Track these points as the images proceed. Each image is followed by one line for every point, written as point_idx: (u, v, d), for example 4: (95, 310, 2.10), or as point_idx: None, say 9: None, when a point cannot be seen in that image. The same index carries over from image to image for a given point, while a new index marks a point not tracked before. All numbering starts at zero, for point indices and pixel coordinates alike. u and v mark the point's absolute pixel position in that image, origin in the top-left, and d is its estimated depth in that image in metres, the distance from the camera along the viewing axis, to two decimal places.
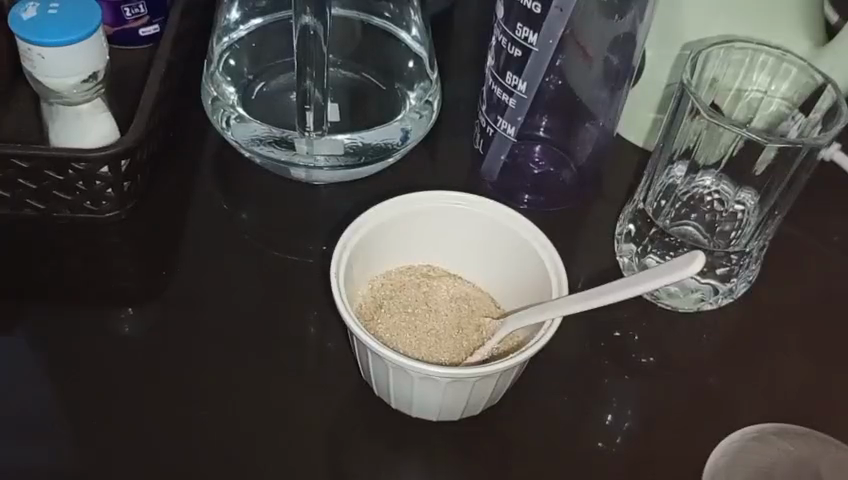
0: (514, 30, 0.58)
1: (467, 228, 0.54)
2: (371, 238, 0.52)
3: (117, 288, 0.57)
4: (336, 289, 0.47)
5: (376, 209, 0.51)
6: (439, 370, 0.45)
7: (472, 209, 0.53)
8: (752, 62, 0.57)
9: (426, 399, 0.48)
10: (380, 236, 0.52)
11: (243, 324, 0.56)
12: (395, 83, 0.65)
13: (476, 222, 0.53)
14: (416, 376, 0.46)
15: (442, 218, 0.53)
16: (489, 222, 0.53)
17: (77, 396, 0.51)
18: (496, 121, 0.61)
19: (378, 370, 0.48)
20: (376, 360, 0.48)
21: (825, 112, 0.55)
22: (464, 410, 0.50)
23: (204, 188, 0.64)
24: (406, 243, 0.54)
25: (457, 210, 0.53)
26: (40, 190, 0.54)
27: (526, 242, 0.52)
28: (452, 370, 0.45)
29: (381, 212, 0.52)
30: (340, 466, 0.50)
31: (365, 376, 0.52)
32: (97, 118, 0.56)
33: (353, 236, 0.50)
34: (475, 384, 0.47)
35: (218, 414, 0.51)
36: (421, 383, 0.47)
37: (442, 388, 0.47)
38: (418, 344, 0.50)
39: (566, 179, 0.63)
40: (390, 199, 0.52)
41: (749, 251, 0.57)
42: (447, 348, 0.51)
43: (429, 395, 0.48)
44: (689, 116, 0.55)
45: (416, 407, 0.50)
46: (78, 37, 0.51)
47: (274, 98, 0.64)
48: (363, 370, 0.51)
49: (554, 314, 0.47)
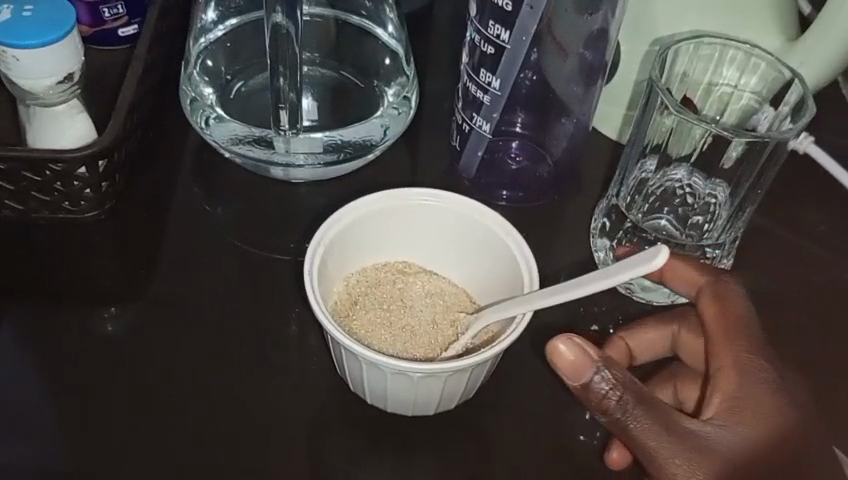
0: (486, 28, 0.58)
1: (439, 223, 0.54)
2: (346, 236, 0.52)
3: (99, 287, 0.57)
4: (310, 288, 0.48)
5: (350, 207, 0.52)
6: (413, 367, 0.46)
7: (444, 205, 0.53)
8: (721, 57, 0.58)
9: (402, 396, 0.49)
10: (354, 233, 0.53)
11: (224, 322, 0.56)
12: (373, 81, 0.66)
13: (448, 218, 0.54)
14: (390, 371, 0.47)
15: (416, 214, 0.54)
16: (461, 217, 0.54)
17: (62, 394, 0.52)
18: (472, 118, 0.62)
19: (353, 367, 0.49)
20: (351, 358, 0.48)
21: (794, 105, 0.56)
22: (440, 405, 0.50)
23: (186, 188, 0.64)
24: (382, 241, 0.55)
25: (429, 206, 0.54)
26: (19, 191, 0.55)
27: (497, 236, 0.53)
28: (427, 367, 0.46)
29: (354, 210, 0.52)
30: (322, 460, 0.51)
31: (342, 373, 0.52)
32: (75, 119, 0.56)
33: (327, 235, 0.51)
34: (448, 379, 0.48)
35: (202, 409, 0.52)
36: (395, 379, 0.48)
37: (416, 383, 0.48)
38: (393, 341, 0.51)
39: (544, 174, 0.64)
40: (363, 197, 0.52)
41: (722, 243, 0.58)
42: (422, 344, 0.52)
43: (405, 391, 0.48)
44: (659, 111, 0.55)
45: (392, 403, 0.50)
46: (51, 39, 0.51)
47: (253, 96, 0.65)
48: (340, 367, 0.51)
49: (522, 312, 0.48)
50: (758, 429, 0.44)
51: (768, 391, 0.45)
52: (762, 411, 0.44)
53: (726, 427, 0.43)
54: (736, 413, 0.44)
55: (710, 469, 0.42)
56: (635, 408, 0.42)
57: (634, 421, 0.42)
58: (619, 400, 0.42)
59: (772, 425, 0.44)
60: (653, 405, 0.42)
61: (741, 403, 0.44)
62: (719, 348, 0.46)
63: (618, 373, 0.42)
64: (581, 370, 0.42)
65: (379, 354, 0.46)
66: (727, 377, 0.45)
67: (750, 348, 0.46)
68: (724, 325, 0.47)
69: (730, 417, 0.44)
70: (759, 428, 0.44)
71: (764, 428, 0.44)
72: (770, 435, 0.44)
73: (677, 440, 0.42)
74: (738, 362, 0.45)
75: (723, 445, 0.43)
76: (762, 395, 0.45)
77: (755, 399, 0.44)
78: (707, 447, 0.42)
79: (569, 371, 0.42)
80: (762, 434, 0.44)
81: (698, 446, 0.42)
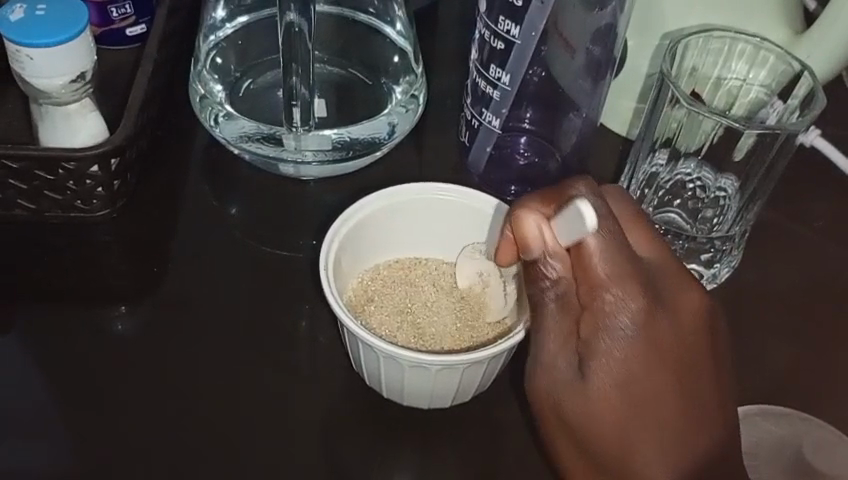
0: (496, 23, 0.59)
1: (452, 219, 0.55)
2: (361, 230, 0.54)
3: (110, 287, 0.57)
4: (326, 284, 0.49)
5: (365, 201, 0.53)
6: (429, 358, 0.46)
7: (457, 200, 0.55)
8: (730, 50, 0.58)
9: (417, 389, 0.50)
10: (370, 228, 0.54)
11: (235, 320, 0.56)
12: (381, 78, 0.66)
13: (463, 215, 0.55)
14: (407, 364, 0.47)
15: (430, 208, 0.55)
16: (475, 212, 0.55)
17: (74, 393, 0.52)
18: (480, 113, 0.62)
19: (370, 361, 0.50)
20: (367, 353, 0.49)
21: (802, 99, 0.56)
22: (454, 398, 0.51)
23: (193, 186, 0.64)
24: (397, 237, 0.56)
25: (442, 201, 0.55)
26: (31, 190, 0.55)
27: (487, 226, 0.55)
28: (445, 358, 0.47)
29: (365, 206, 0.53)
30: (332, 458, 0.51)
31: (357, 368, 0.53)
32: (86, 117, 0.56)
33: (340, 231, 0.52)
34: (464, 371, 0.48)
35: (211, 409, 0.52)
36: (412, 372, 0.48)
37: (432, 376, 0.48)
38: (408, 336, 0.52)
39: (552, 169, 0.64)
40: (372, 194, 0.54)
41: (732, 236, 0.58)
42: (444, 335, 0.52)
43: (420, 384, 0.49)
44: (670, 104, 0.56)
45: (407, 396, 0.51)
46: (66, 38, 0.51)
47: (262, 94, 0.65)
48: (355, 362, 0.52)
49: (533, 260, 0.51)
50: (629, 376, 0.40)
51: (629, 333, 0.41)
52: (621, 352, 0.40)
53: (588, 378, 0.41)
54: (600, 357, 0.41)
55: (568, 398, 0.41)
56: (553, 307, 0.42)
57: (541, 322, 0.43)
58: (550, 292, 0.42)
59: (642, 375, 0.41)
60: (567, 311, 0.42)
61: (607, 344, 0.41)
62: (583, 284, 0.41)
63: (563, 268, 0.41)
64: (528, 246, 0.42)
65: (395, 346, 0.47)
66: (590, 316, 0.41)
67: (621, 285, 0.41)
68: (589, 258, 0.40)
69: (594, 359, 0.41)
70: (628, 378, 0.40)
71: (632, 380, 0.40)
72: (640, 387, 0.41)
73: (546, 362, 0.42)
74: (601, 304, 0.40)
75: (585, 389, 0.41)
76: (627, 338, 0.40)
77: (623, 343, 0.40)
78: (564, 390, 0.41)
79: (521, 242, 0.42)
80: (626, 378, 0.40)
81: (562, 375, 0.42)
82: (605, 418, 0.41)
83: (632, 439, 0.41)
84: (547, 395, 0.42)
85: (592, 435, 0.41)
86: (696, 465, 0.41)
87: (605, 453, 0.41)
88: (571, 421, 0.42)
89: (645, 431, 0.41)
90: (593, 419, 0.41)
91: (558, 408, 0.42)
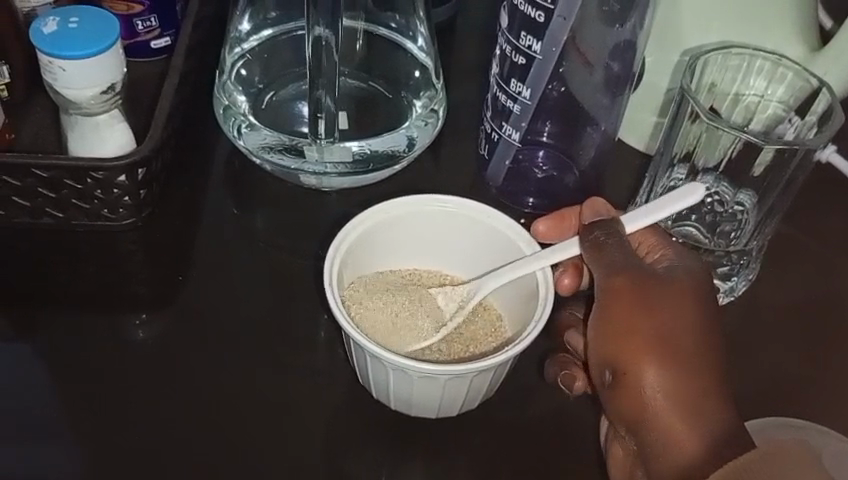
0: (517, 38, 0.59)
1: (438, 228, 0.57)
2: (369, 237, 0.55)
3: (130, 292, 0.58)
4: (331, 293, 0.50)
5: (375, 210, 0.54)
6: (437, 369, 0.47)
7: (448, 210, 0.55)
8: (749, 67, 0.59)
9: (427, 399, 0.50)
10: (377, 236, 0.55)
11: (255, 328, 0.57)
12: (401, 92, 0.67)
13: (452, 224, 0.56)
14: (416, 374, 0.48)
15: (419, 217, 0.56)
16: (466, 222, 0.56)
17: (94, 397, 0.53)
18: (500, 127, 0.63)
19: (377, 372, 0.50)
20: (376, 364, 0.50)
21: (821, 115, 0.57)
22: (463, 404, 0.51)
23: (214, 196, 0.65)
24: (391, 247, 0.57)
25: (433, 211, 0.56)
26: (59, 199, 0.56)
27: (474, 235, 0.56)
28: (452, 368, 0.47)
29: (374, 214, 0.54)
30: (347, 465, 0.51)
31: (364, 380, 0.53)
32: (115, 128, 0.57)
33: (350, 234, 0.53)
34: (473, 379, 0.49)
35: (229, 415, 0.53)
36: (421, 382, 0.49)
37: (441, 385, 0.49)
38: (412, 342, 0.53)
39: (571, 183, 0.65)
40: (380, 205, 0.55)
41: (748, 249, 0.60)
42: (420, 333, 0.53)
43: (429, 393, 0.50)
44: (689, 119, 0.57)
45: (415, 406, 0.51)
46: (97, 50, 0.52)
47: (284, 105, 0.66)
48: (362, 374, 0.52)
49: (540, 267, 0.53)
50: (689, 285, 0.48)
51: (691, 267, 0.50)
52: (685, 274, 0.49)
53: (658, 277, 0.49)
54: (668, 272, 0.49)
55: (630, 286, 0.48)
56: (619, 238, 0.51)
57: (602, 254, 0.50)
58: (615, 234, 0.51)
59: (702, 294, 0.48)
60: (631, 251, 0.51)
61: (673, 267, 0.50)
62: (653, 245, 0.53)
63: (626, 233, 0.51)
64: (596, 211, 0.54)
65: (406, 359, 0.47)
66: (661, 256, 0.51)
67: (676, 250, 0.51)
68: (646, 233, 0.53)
69: (663, 272, 0.50)
70: (691, 292, 0.48)
71: (694, 292, 0.48)
72: (696, 297, 0.48)
73: (620, 264, 0.49)
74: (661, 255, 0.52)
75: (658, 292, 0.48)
76: (689, 268, 0.50)
77: (686, 271, 0.50)
78: (637, 278, 0.48)
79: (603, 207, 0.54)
80: (688, 286, 0.48)
81: (633, 272, 0.49)
82: (662, 304, 0.47)
83: (689, 333, 0.46)
84: (619, 284, 0.48)
85: (662, 328, 0.46)
86: (719, 381, 0.45)
87: (650, 339, 0.46)
88: (636, 303, 0.47)
89: (692, 328, 0.46)
90: (655, 301, 0.47)
91: (632, 304, 0.47)
